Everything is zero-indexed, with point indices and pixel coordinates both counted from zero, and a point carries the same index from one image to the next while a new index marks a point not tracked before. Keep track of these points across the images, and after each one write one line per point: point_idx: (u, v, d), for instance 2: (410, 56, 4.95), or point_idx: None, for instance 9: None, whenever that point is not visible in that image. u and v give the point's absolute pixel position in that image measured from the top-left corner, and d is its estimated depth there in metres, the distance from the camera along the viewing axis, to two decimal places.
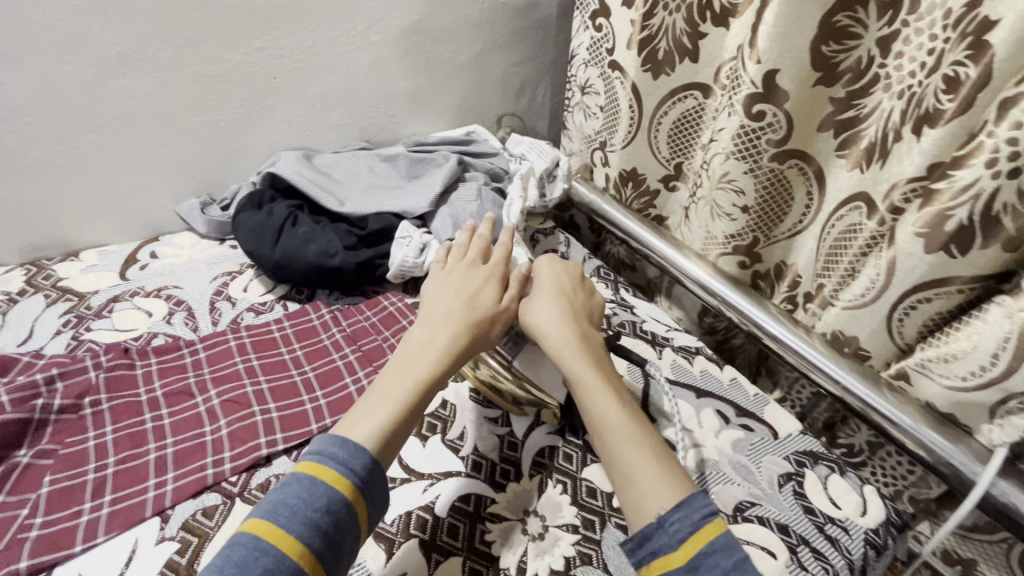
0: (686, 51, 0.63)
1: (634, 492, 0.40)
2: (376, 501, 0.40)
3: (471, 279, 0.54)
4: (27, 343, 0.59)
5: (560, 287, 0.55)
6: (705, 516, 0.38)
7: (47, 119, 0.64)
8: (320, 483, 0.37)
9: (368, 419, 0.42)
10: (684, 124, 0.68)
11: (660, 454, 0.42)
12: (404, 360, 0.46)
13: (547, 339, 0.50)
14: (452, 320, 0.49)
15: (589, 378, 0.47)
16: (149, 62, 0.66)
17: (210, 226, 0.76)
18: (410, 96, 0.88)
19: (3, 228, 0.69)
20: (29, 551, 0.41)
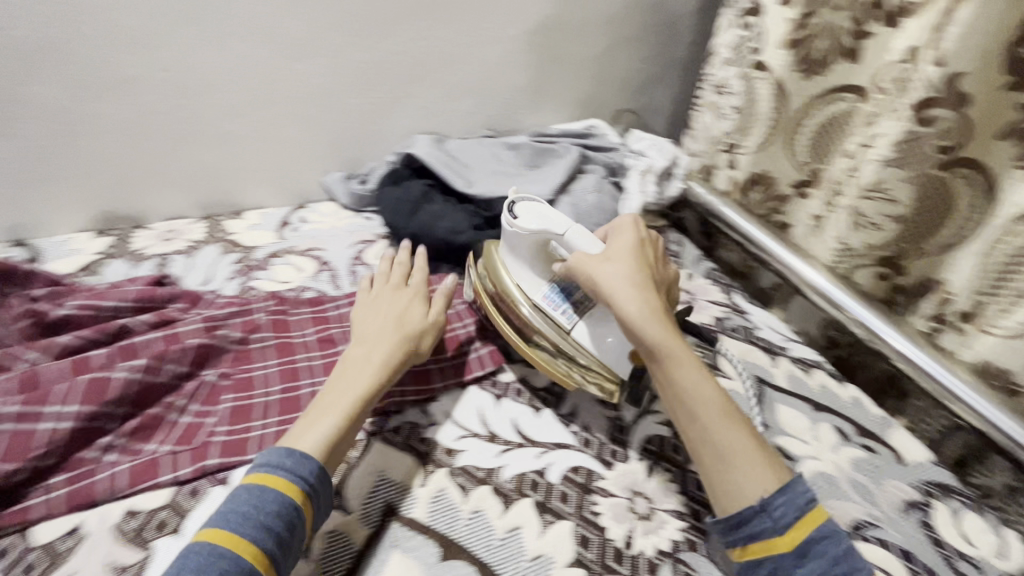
0: (844, 51, 0.62)
1: (736, 476, 0.42)
2: (323, 505, 0.43)
3: (400, 302, 0.57)
4: (208, 283, 0.70)
5: (637, 255, 0.52)
6: (807, 504, 0.41)
7: (235, 95, 0.74)
8: (270, 492, 0.40)
9: (313, 428, 0.44)
10: (828, 128, 0.65)
11: (754, 435, 0.45)
12: (345, 375, 0.49)
13: (633, 311, 0.47)
14: (384, 338, 0.52)
15: (680, 355, 0.46)
16: (320, 48, 0.74)
17: (352, 198, 0.85)
18: (537, 88, 0.91)
19: (191, 186, 0.80)
20: (216, 452, 0.49)
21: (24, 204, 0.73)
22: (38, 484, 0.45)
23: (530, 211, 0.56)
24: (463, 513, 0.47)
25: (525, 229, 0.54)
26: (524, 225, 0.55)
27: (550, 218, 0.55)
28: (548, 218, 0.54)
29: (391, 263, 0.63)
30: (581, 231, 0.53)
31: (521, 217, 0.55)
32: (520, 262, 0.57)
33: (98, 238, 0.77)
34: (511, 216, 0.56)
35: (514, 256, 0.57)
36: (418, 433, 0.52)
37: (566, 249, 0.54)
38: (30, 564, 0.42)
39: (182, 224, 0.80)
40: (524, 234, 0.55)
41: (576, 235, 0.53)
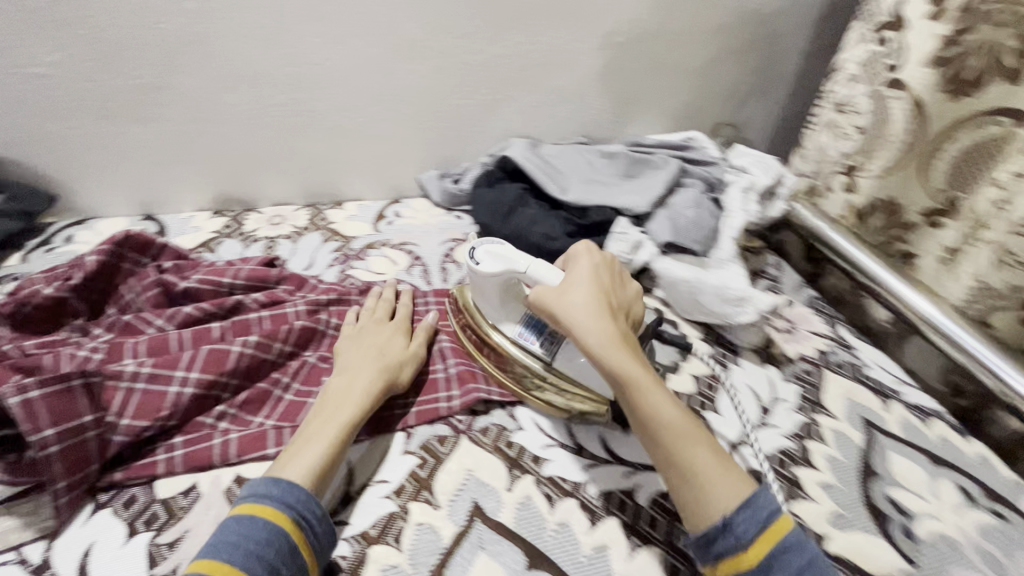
0: (1006, 72, 0.57)
1: (704, 497, 0.40)
2: (322, 533, 0.41)
3: (381, 335, 0.56)
4: (310, 269, 0.73)
5: (595, 274, 0.50)
6: (771, 514, 0.38)
7: (349, 91, 0.76)
8: (256, 521, 0.39)
9: (296, 459, 0.43)
10: (974, 156, 0.61)
11: (719, 450, 0.42)
12: (325, 407, 0.48)
13: (584, 332, 0.45)
14: (363, 370, 0.51)
15: (639, 377, 0.43)
16: (432, 49, 0.75)
17: (445, 195, 0.87)
18: (636, 96, 0.89)
19: (298, 175, 0.84)
20: None
21: (156, 181, 0.80)
22: (162, 442, 0.49)
23: (492, 253, 0.54)
24: (549, 524, 0.46)
25: (487, 273, 0.53)
26: (486, 269, 0.53)
27: (511, 256, 0.53)
28: (509, 257, 0.53)
29: (377, 300, 0.62)
30: (543, 265, 0.52)
31: (482, 262, 0.54)
32: (490, 302, 0.55)
33: (214, 218, 0.82)
34: (472, 261, 0.54)
35: (482, 298, 0.56)
36: (504, 437, 0.53)
37: (532, 284, 0.52)
38: (152, 516, 0.45)
39: (288, 210, 0.85)
40: (488, 276, 0.53)
41: (540, 269, 0.51)
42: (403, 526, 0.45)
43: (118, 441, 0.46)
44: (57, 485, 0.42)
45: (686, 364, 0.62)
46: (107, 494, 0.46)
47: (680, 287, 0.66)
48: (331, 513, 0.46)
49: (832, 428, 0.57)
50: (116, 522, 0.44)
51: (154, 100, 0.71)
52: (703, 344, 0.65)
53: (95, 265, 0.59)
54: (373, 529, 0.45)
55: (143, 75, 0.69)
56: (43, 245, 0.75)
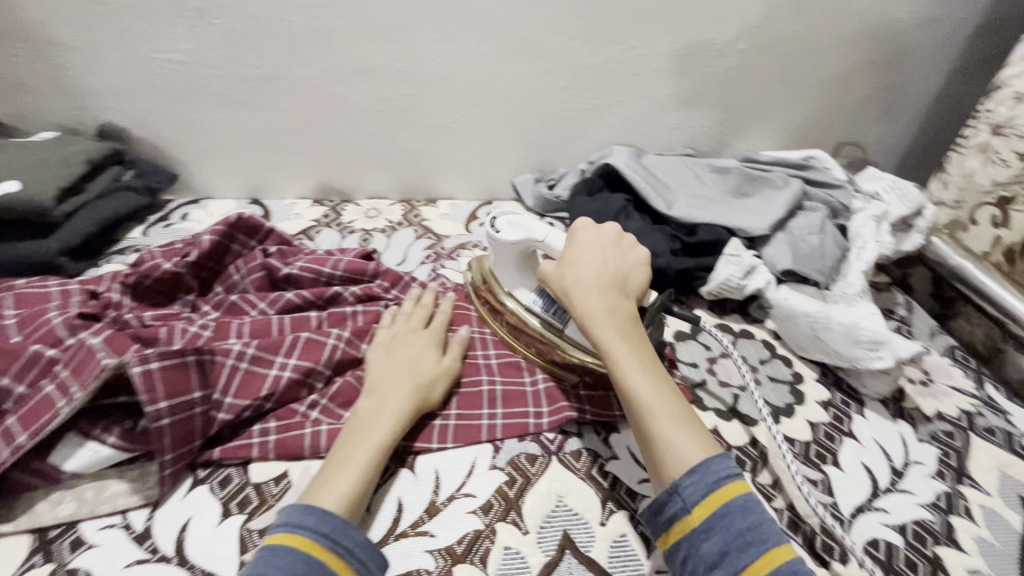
0: None
1: (660, 459, 0.39)
2: (365, 560, 0.38)
3: (413, 347, 0.52)
4: (403, 264, 0.73)
5: (596, 248, 0.50)
6: (719, 480, 0.37)
7: (453, 89, 0.76)
8: (293, 553, 0.36)
9: (329, 485, 0.41)
10: None
11: (689, 417, 0.41)
12: (354, 433, 0.44)
13: (577, 295, 0.47)
14: (394, 388, 0.48)
15: (615, 338, 0.44)
16: (542, 50, 0.73)
17: (538, 201, 0.84)
18: (751, 108, 0.83)
19: (397, 170, 0.85)
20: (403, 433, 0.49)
21: (266, 168, 0.83)
22: (256, 425, 0.49)
23: (511, 221, 0.53)
24: (646, 570, 0.42)
25: (507, 241, 0.52)
26: (506, 237, 0.53)
27: (531, 226, 0.53)
28: (529, 226, 0.53)
29: (414, 303, 0.58)
30: (560, 234, 0.52)
31: (502, 230, 0.53)
32: (507, 271, 0.55)
33: (314, 207, 0.85)
34: (491, 229, 0.54)
35: (499, 266, 0.56)
36: (598, 465, 0.49)
37: (550, 253, 0.53)
38: (245, 499, 0.45)
39: (383, 204, 0.86)
40: (507, 245, 0.53)
41: (558, 238, 0.52)
42: (490, 547, 0.43)
43: (221, 419, 0.47)
44: (165, 456, 0.43)
45: (801, 408, 0.56)
46: (203, 471, 0.46)
47: (800, 323, 0.59)
48: (417, 523, 0.44)
49: (981, 504, 0.49)
50: (212, 500, 0.44)
51: (272, 90, 0.74)
52: (820, 386, 0.59)
53: (210, 245, 0.61)
54: (460, 545, 0.43)
55: (264, 65, 0.72)
56: (162, 220, 0.77)
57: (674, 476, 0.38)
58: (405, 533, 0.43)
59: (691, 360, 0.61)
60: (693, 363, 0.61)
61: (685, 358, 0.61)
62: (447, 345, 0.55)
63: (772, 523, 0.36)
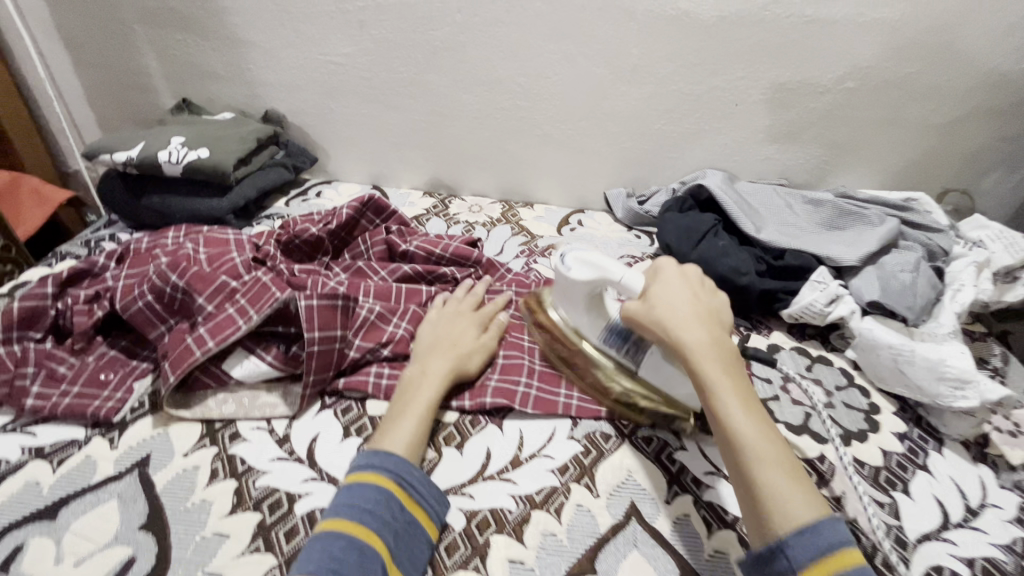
0: None
1: (765, 511, 0.38)
2: (424, 492, 0.45)
3: (453, 328, 0.58)
4: (501, 256, 0.81)
5: (692, 287, 0.50)
6: (833, 545, 0.35)
7: (565, 105, 0.83)
8: (364, 486, 0.43)
9: (395, 433, 0.47)
10: None
11: (794, 468, 0.39)
12: (408, 390, 0.51)
13: (680, 332, 0.46)
14: (435, 358, 0.54)
15: (719, 383, 0.42)
16: (652, 74, 0.79)
17: (628, 214, 0.89)
18: (853, 146, 0.84)
19: (501, 172, 0.94)
20: (490, 393, 0.55)
21: (389, 160, 0.94)
22: (373, 366, 0.57)
23: (582, 260, 0.55)
24: (706, 548, 0.45)
25: (581, 280, 0.54)
26: (579, 277, 0.54)
27: (604, 265, 0.54)
28: (603, 265, 0.54)
29: (466, 293, 0.65)
30: (635, 275, 0.53)
31: (575, 270, 0.55)
32: (577, 310, 0.56)
33: (426, 198, 0.94)
34: (563, 267, 0.56)
35: (567, 304, 0.57)
36: (668, 452, 0.53)
37: (625, 293, 0.53)
38: (362, 427, 0.52)
39: (485, 201, 0.94)
40: (579, 283, 0.55)
41: (634, 279, 0.53)
42: (564, 502, 0.48)
43: (351, 356, 0.56)
44: (309, 377, 0.52)
45: (875, 435, 0.57)
46: (330, 399, 0.55)
47: (883, 354, 0.60)
48: (502, 471, 0.50)
49: None
50: (336, 422, 0.53)
51: (408, 92, 0.85)
52: (898, 419, 0.59)
53: (347, 218, 0.72)
54: (538, 495, 0.48)
55: (405, 71, 0.83)
56: (301, 195, 0.90)
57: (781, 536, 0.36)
58: (492, 477, 0.50)
59: (766, 375, 0.64)
60: (768, 379, 0.63)
61: (759, 374, 0.64)
62: (489, 325, 0.60)
63: None
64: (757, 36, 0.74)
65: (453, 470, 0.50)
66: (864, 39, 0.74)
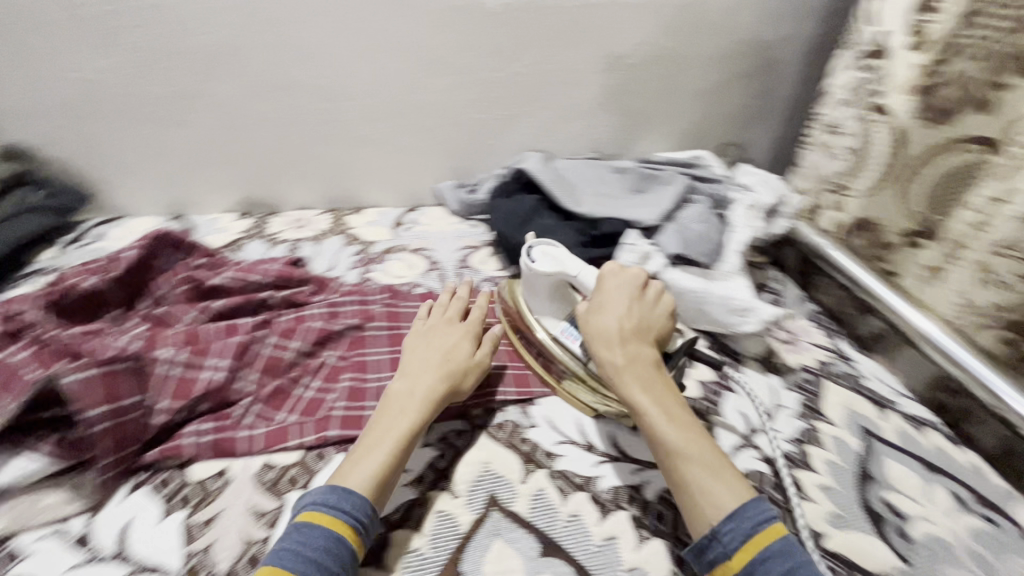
0: (979, 103, 0.61)
1: (695, 502, 0.43)
2: (372, 540, 0.43)
3: (442, 343, 0.56)
4: (333, 270, 0.76)
5: (620, 300, 0.54)
6: (756, 525, 0.41)
7: (372, 103, 0.81)
8: (316, 529, 0.41)
9: (360, 465, 0.45)
10: (951, 181, 0.65)
11: (719, 461, 0.45)
12: (387, 414, 0.49)
13: (604, 351, 0.52)
14: (424, 375, 0.52)
15: (639, 396, 0.49)
16: (452, 65, 0.79)
17: (462, 205, 0.90)
18: (646, 116, 0.93)
19: (321, 181, 0.88)
20: (338, 425, 0.53)
21: (186, 184, 0.83)
22: (190, 426, 0.51)
23: (547, 253, 0.58)
24: (561, 514, 0.49)
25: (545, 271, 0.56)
26: (541, 267, 0.56)
27: (565, 260, 0.57)
28: (564, 261, 0.57)
29: (450, 305, 0.62)
30: (592, 274, 0.56)
31: (538, 261, 0.57)
32: (540, 299, 0.59)
33: (241, 220, 0.86)
34: (527, 258, 0.58)
35: (531, 296, 0.59)
36: (519, 433, 0.55)
37: (582, 289, 0.57)
38: (185, 497, 0.47)
39: (310, 213, 0.89)
40: (541, 276, 0.57)
41: (590, 276, 0.56)
42: (424, 513, 0.48)
43: (156, 423, 0.49)
44: (103, 460, 0.46)
45: (692, 371, 0.66)
46: (143, 474, 0.48)
47: (689, 299, 0.68)
48: None
49: (832, 435, 0.59)
50: (153, 501, 0.46)
51: (189, 107, 0.75)
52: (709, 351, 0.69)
53: (133, 260, 0.63)
54: (395, 514, 0.47)
55: (179, 83, 0.73)
56: (77, 240, 0.79)
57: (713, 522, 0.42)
58: None
59: None
60: None
61: None
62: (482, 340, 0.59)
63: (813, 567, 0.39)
64: (539, 22, 0.78)
65: None
66: (633, 18, 0.81)
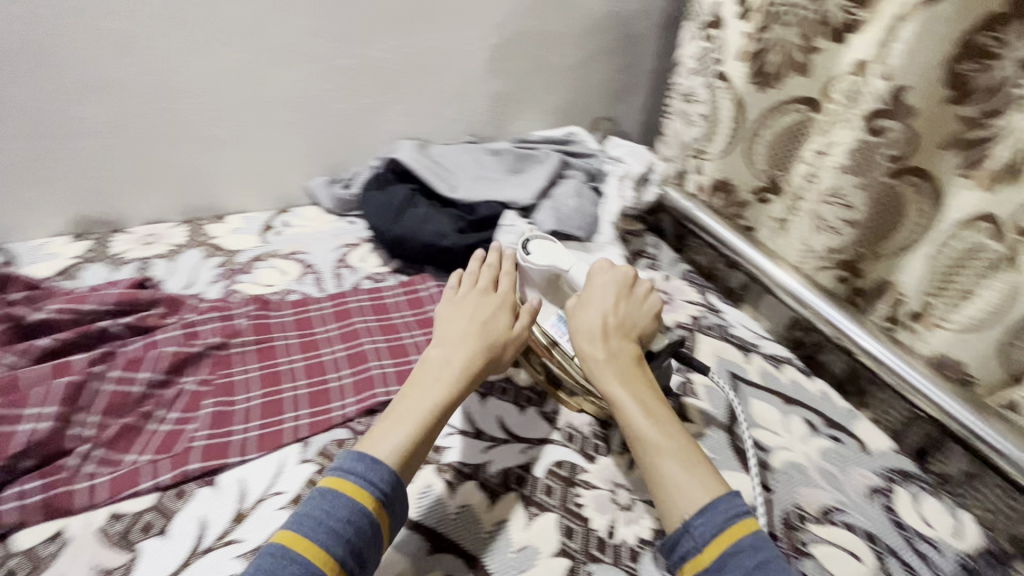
0: (798, 65, 0.67)
1: (669, 496, 0.44)
2: (398, 513, 0.42)
3: (483, 310, 0.56)
4: (191, 287, 0.69)
5: (605, 298, 0.57)
6: (730, 517, 0.41)
7: (218, 99, 0.74)
8: (340, 497, 0.40)
9: (388, 437, 0.44)
10: (786, 137, 0.71)
11: (694, 456, 0.46)
12: (418, 385, 0.49)
13: (584, 345, 0.54)
14: (459, 348, 0.52)
15: (616, 391, 0.50)
16: (303, 54, 0.75)
17: (335, 202, 0.85)
18: (519, 96, 0.93)
19: (171, 190, 0.79)
20: (199, 457, 0.49)
21: None
22: (12, 487, 0.45)
23: (540, 248, 0.60)
24: (449, 507, 0.48)
25: (537, 267, 0.59)
26: (536, 262, 0.59)
27: (557, 256, 0.60)
28: (556, 257, 0.59)
29: (481, 265, 0.62)
30: (583, 272, 0.59)
31: (533, 254, 0.59)
32: (536, 289, 0.61)
33: (75, 242, 0.75)
34: (523, 250, 0.60)
35: (526, 284, 0.62)
36: None
37: (571, 284, 0.60)
38: (10, 570, 0.41)
39: (163, 227, 0.80)
40: (534, 269, 0.59)
41: (581, 272, 0.59)
42: None
43: None
44: None
45: None
46: None
47: None
48: (225, 534, 0.44)
49: (704, 385, 0.63)
50: None
51: None
52: None
53: None
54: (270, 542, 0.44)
55: None
56: None
57: (687, 515, 0.42)
58: (211, 547, 0.43)
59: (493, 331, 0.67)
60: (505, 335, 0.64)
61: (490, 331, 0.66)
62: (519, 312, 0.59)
63: (782, 561, 0.39)
64: (390, 5, 0.76)
65: (158, 562, 0.42)
66: None
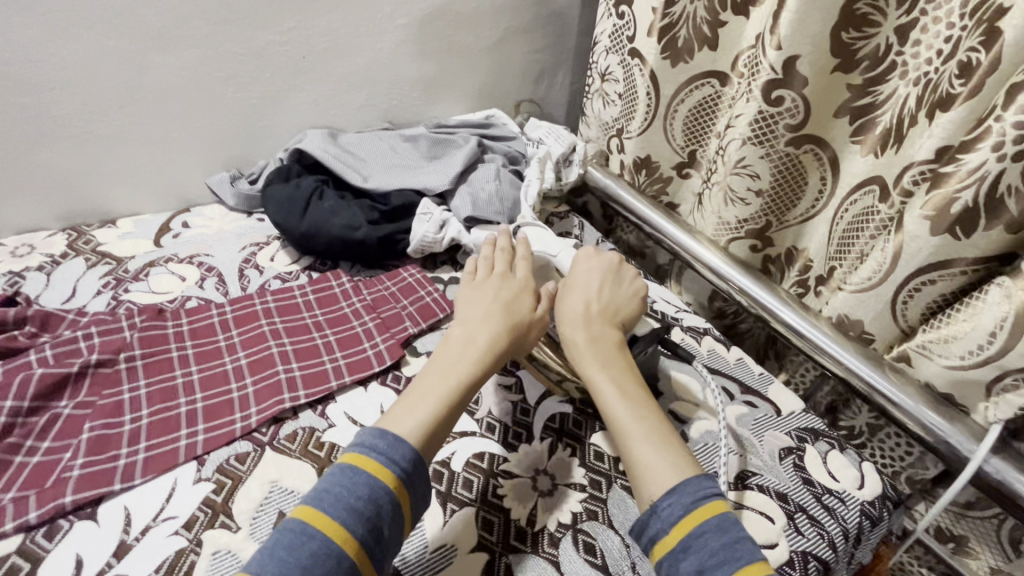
0: (706, 39, 0.68)
1: (640, 479, 0.42)
2: (419, 492, 0.40)
3: (506, 289, 0.51)
4: (71, 301, 0.63)
5: (591, 282, 0.54)
6: (697, 499, 0.40)
7: (88, 92, 0.66)
8: (360, 474, 0.38)
9: (412, 416, 0.42)
10: (701, 110, 0.73)
11: (669, 439, 0.44)
12: (440, 363, 0.46)
13: (563, 328, 0.51)
14: (489, 323, 0.48)
15: (594, 374, 0.48)
16: (185, 38, 0.68)
17: (239, 199, 0.79)
18: (435, 80, 0.90)
19: (44, 195, 0.71)
20: (73, 488, 0.44)
21: None
22: None
23: (533, 234, 0.63)
24: None
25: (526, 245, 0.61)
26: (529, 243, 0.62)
27: (548, 243, 0.61)
28: (546, 241, 0.61)
29: (493, 250, 0.57)
30: (570, 256, 0.59)
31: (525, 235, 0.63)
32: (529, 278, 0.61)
33: None
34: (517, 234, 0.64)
35: None
36: (315, 438, 0.51)
37: (559, 270, 0.60)
38: None
39: (39, 235, 0.72)
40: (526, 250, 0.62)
41: (568, 256, 0.59)
42: (196, 560, 0.41)
43: None
44: None
45: None
46: None
47: None
48: (106, 571, 0.40)
49: None
50: None
51: None
52: None
53: None
54: (159, 574, 0.41)
55: None
56: None
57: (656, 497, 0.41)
58: None
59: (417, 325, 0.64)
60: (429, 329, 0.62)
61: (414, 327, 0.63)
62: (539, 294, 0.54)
63: (749, 541, 0.38)
64: None
65: None
66: None
